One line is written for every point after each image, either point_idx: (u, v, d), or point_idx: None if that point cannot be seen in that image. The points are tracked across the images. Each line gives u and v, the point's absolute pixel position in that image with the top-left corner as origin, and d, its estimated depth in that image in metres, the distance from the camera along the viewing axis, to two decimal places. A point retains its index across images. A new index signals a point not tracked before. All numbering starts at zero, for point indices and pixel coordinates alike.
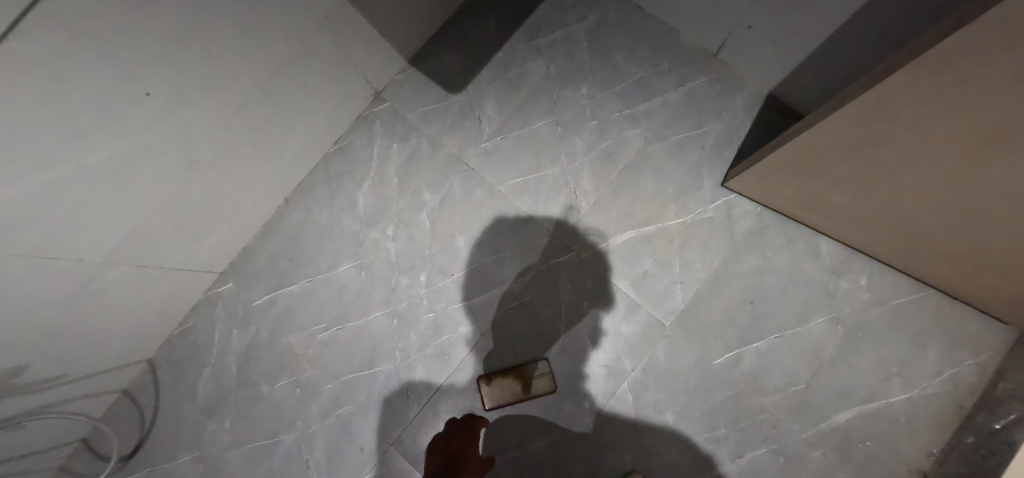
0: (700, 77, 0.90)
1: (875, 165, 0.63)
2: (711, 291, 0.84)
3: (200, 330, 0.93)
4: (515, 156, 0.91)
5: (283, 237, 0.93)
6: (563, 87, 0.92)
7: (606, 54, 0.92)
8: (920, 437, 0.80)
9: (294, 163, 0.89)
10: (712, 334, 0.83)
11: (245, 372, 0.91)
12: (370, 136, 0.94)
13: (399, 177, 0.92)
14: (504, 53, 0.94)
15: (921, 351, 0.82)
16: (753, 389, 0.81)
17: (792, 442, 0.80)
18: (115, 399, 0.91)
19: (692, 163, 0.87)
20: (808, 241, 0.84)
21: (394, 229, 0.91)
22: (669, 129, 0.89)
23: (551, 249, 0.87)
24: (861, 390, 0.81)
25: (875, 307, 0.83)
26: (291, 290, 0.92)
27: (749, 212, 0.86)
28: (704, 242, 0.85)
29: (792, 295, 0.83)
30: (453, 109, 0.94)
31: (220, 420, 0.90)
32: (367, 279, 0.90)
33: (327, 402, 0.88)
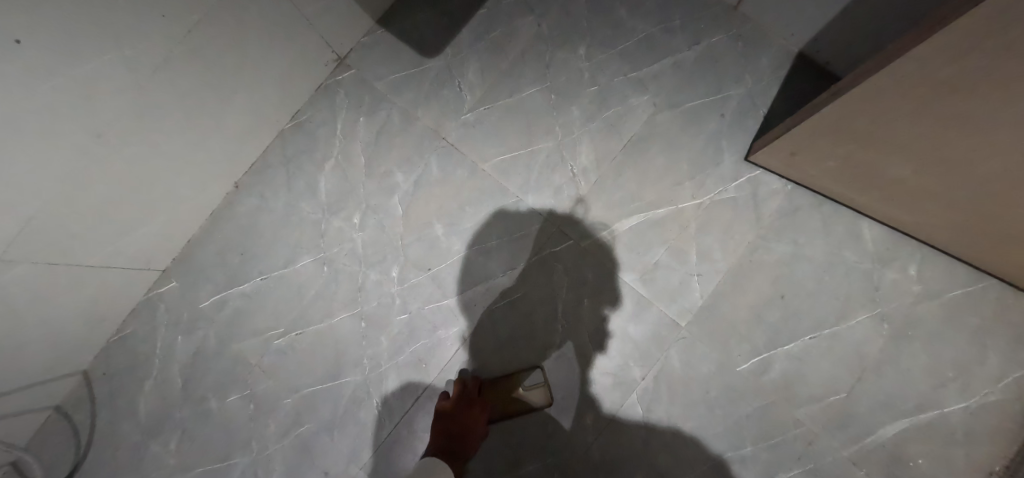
0: (717, 34, 0.77)
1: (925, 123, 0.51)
2: (733, 285, 0.71)
3: (139, 337, 0.80)
4: (501, 130, 0.78)
5: (233, 228, 0.80)
6: (557, 48, 0.79)
7: (606, 9, 0.79)
8: (983, 454, 0.68)
9: (241, 140, 0.76)
10: (735, 335, 0.70)
11: (192, 385, 0.78)
12: (334, 109, 0.81)
13: (367, 156, 0.79)
14: (488, 9, 0.81)
15: (983, 352, 0.70)
16: (784, 399, 0.69)
17: (832, 462, 0.67)
18: (45, 418, 0.78)
19: (709, 135, 0.74)
20: (846, 225, 0.72)
21: (362, 216, 0.78)
22: (682, 95, 0.76)
23: (545, 237, 0.74)
24: (913, 400, 0.69)
25: (927, 300, 0.70)
26: (243, 289, 0.79)
27: (777, 192, 0.73)
28: (725, 227, 0.72)
29: (829, 287, 0.71)
30: (429, 76, 0.80)
31: (163, 442, 0.78)
32: (331, 276, 0.77)
33: (284, 419, 0.75)
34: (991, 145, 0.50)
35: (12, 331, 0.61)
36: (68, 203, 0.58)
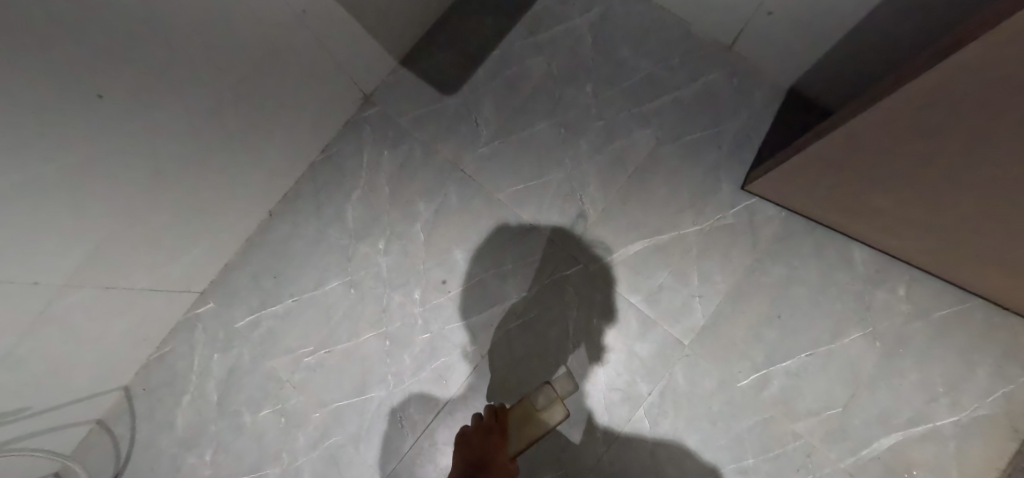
0: (714, 72, 0.83)
1: (906, 156, 0.56)
2: (734, 306, 0.76)
3: (178, 355, 0.86)
4: (514, 162, 0.84)
5: (265, 254, 0.86)
6: (566, 86, 0.85)
7: (611, 50, 0.86)
8: (975, 466, 0.71)
9: (276, 174, 0.82)
10: (736, 354, 0.75)
11: (227, 401, 0.84)
12: (359, 142, 0.88)
13: (391, 186, 0.86)
14: (502, 50, 0.88)
15: (971, 368, 0.74)
16: (782, 414, 0.73)
17: (830, 474, 0.71)
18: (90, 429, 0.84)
19: (708, 165, 0.80)
20: (839, 248, 0.77)
21: (386, 242, 0.84)
22: (681, 129, 0.82)
23: (556, 261, 0.80)
24: (906, 414, 0.73)
25: (916, 319, 0.75)
26: (276, 311, 0.85)
27: (772, 218, 0.78)
28: (724, 251, 0.78)
29: (823, 307, 0.75)
30: (448, 112, 0.87)
31: (199, 454, 0.83)
32: (357, 297, 0.83)
33: (312, 432, 0.81)
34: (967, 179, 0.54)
35: (74, 350, 0.67)
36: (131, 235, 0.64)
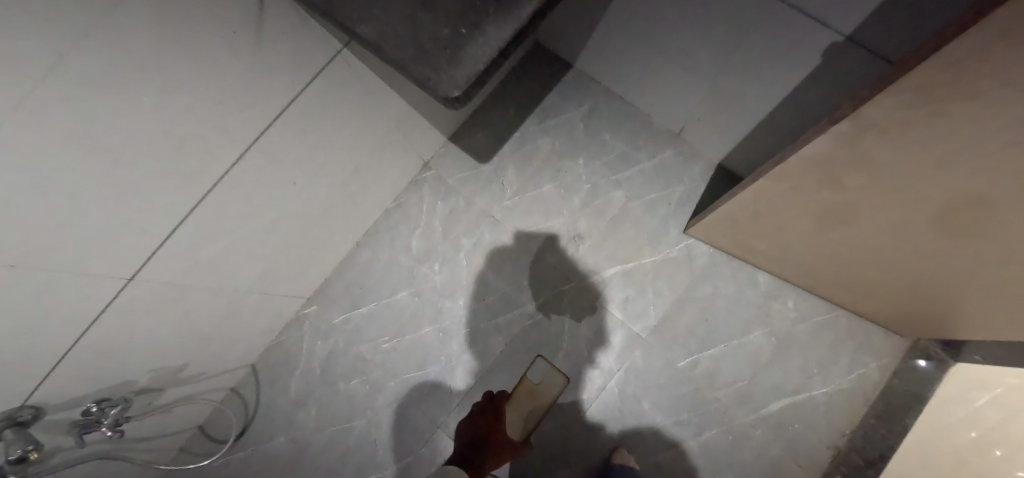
0: (668, 150, 1.21)
1: (766, 223, 0.91)
2: (676, 312, 1.13)
3: (292, 342, 1.23)
4: (528, 211, 1.21)
5: (354, 272, 1.24)
6: (565, 158, 1.23)
7: (596, 134, 1.23)
8: (836, 422, 1.07)
9: (364, 218, 1.20)
10: (677, 345, 1.11)
11: (327, 374, 1.21)
12: (420, 194, 1.25)
13: (443, 226, 1.23)
14: (520, 131, 1.26)
15: (835, 356, 1.09)
16: (707, 385, 1.09)
17: (737, 425, 1.08)
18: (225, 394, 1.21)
19: (660, 216, 1.17)
20: (748, 274, 1.13)
21: (438, 265, 1.21)
22: (643, 191, 1.19)
23: (556, 280, 1.17)
24: (790, 387, 1.09)
25: (800, 323, 1.11)
26: (361, 312, 1.22)
27: (704, 253, 1.15)
28: (671, 275, 1.14)
29: (737, 315, 1.12)
30: (482, 174, 1.25)
31: (308, 410, 1.21)
32: (418, 303, 1.20)
33: (387, 395, 1.18)
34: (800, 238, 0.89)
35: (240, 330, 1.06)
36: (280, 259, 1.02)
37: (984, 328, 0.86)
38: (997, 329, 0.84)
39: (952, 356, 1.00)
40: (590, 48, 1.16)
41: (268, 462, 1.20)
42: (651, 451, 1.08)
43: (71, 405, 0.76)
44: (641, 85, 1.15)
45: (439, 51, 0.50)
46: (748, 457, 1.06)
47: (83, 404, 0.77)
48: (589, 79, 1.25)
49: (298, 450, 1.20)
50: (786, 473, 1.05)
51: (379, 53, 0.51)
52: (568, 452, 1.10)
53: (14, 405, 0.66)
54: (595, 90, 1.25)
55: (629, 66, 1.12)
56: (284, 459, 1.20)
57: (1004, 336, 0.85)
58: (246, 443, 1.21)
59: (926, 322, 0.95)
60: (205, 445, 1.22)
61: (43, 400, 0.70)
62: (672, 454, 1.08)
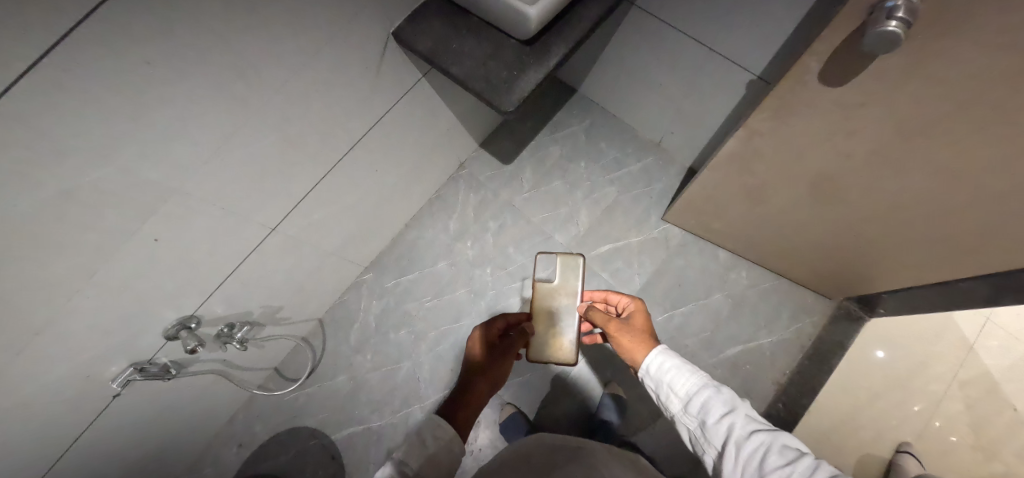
0: (649, 157, 1.59)
1: (717, 204, 1.30)
2: (655, 279, 1.48)
3: (353, 301, 1.57)
4: (541, 201, 1.58)
5: (404, 247, 1.60)
6: (570, 162, 1.61)
7: (595, 143, 1.62)
8: (780, 364, 1.38)
9: (414, 204, 1.57)
10: (656, 304, 1.45)
11: (381, 325, 1.54)
12: (457, 188, 1.63)
13: (475, 212, 1.60)
14: (535, 141, 1.64)
15: (779, 313, 1.42)
16: (679, 335, 1.42)
17: (703, 365, 1.39)
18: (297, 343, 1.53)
19: (643, 206, 1.54)
20: (709, 251, 1.49)
21: (470, 242, 1.57)
22: (630, 187, 1.57)
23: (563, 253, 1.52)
24: (743, 336, 1.41)
25: (750, 288, 1.45)
26: (409, 277, 1.57)
27: (677, 234, 1.52)
28: (650, 251, 1.50)
29: (702, 281, 1.47)
30: (505, 173, 1.62)
31: (365, 355, 1.53)
32: (455, 271, 1.56)
33: (430, 342, 1.51)
34: (742, 215, 1.29)
35: (321, 277, 1.43)
36: (353, 224, 1.39)
37: (872, 278, 1.23)
38: (879, 277, 1.21)
39: (868, 313, 1.37)
40: (589, 79, 1.57)
41: (330, 396, 1.51)
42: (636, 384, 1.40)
43: (216, 323, 1.17)
44: (628, 105, 1.55)
45: (500, 85, 0.97)
46: None
47: (220, 325, 1.18)
48: (589, 104, 1.66)
49: (355, 386, 1.50)
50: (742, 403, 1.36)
51: (464, 85, 0.98)
52: (571, 386, 1.42)
53: (185, 314, 1.07)
54: (594, 111, 1.65)
55: (618, 91, 1.52)
56: (344, 393, 1.50)
57: (885, 285, 1.22)
58: (315, 381, 1.52)
59: (836, 280, 1.31)
60: (281, 384, 1.53)
61: (199, 311, 1.10)
62: None
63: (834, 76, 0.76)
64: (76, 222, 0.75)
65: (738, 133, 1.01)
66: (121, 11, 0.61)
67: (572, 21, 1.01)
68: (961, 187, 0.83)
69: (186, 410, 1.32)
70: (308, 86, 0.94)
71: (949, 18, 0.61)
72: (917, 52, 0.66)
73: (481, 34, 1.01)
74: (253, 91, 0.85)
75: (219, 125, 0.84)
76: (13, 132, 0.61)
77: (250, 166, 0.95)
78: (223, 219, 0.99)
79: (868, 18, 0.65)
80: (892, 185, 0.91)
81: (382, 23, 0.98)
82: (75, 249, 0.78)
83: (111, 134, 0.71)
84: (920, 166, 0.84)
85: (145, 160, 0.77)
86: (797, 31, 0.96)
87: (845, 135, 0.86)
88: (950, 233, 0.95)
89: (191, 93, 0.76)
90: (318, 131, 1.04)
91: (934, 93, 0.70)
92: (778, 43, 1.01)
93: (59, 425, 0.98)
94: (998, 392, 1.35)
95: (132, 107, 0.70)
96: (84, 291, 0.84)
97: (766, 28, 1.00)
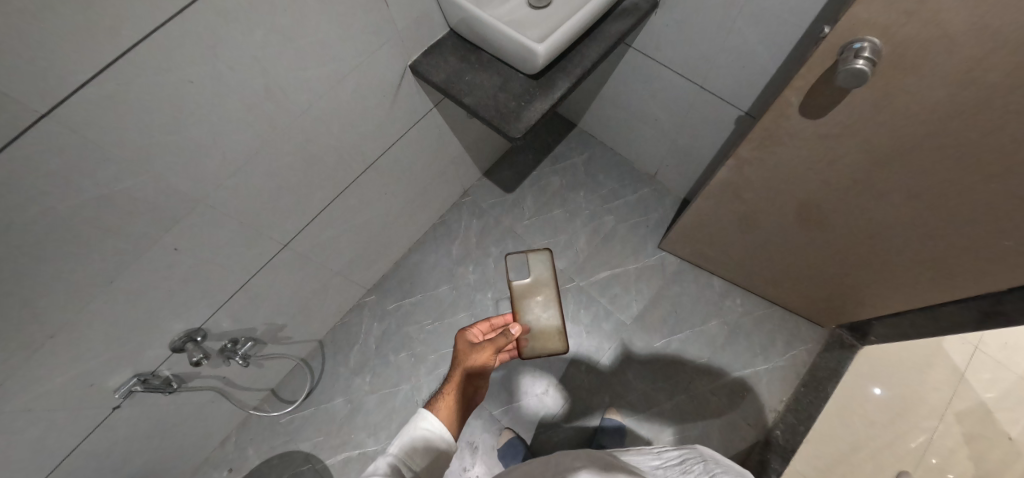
0: (646, 188, 1.67)
1: (710, 232, 1.36)
2: (652, 305, 1.52)
3: (353, 323, 1.59)
4: (541, 229, 1.64)
5: (406, 270, 1.64)
6: (569, 193, 1.68)
7: (593, 175, 1.70)
8: (775, 392, 1.41)
9: (418, 228, 1.63)
10: (653, 330, 1.49)
11: (381, 347, 1.56)
12: (460, 214, 1.69)
13: (477, 238, 1.65)
14: (537, 172, 1.72)
15: (773, 341, 1.46)
16: (676, 360, 1.45)
17: (699, 391, 1.42)
18: (296, 364, 1.54)
19: (640, 235, 1.61)
20: (704, 279, 1.55)
21: (472, 266, 1.62)
22: (628, 216, 1.64)
23: (562, 279, 1.56)
24: (739, 363, 1.44)
25: (745, 316, 1.50)
26: (411, 300, 1.60)
27: (673, 261, 1.57)
28: (648, 278, 1.55)
29: (697, 309, 1.51)
30: (507, 201, 1.68)
31: (363, 378, 1.53)
32: (456, 294, 1.59)
33: (430, 364, 1.53)
34: (735, 243, 1.35)
35: (326, 296, 1.46)
36: (360, 245, 1.43)
37: (860, 303, 1.28)
38: (865, 302, 1.26)
39: (860, 341, 1.41)
40: (589, 114, 1.67)
41: (327, 418, 1.50)
42: (634, 410, 1.41)
43: (220, 338, 1.18)
44: (624, 139, 1.64)
45: (509, 115, 1.06)
46: (708, 416, 1.39)
47: (225, 340, 1.20)
48: (589, 138, 1.75)
49: (352, 408, 1.50)
50: (738, 430, 1.38)
51: (476, 114, 1.07)
52: (571, 411, 1.43)
53: (193, 326, 1.09)
54: (592, 145, 1.75)
55: (615, 125, 1.62)
56: (340, 416, 1.49)
57: (875, 311, 1.27)
58: (311, 403, 1.51)
59: (825, 306, 1.36)
60: (277, 405, 1.53)
61: (205, 325, 1.11)
62: (651, 413, 1.41)
63: (815, 109, 0.84)
64: (101, 228, 0.78)
65: (731, 162, 1.08)
66: (174, 32, 0.68)
67: (576, 58, 1.10)
68: (933, 210, 0.90)
69: (180, 429, 1.31)
70: (331, 110, 1.01)
71: (908, 57, 0.69)
72: (889, 87, 0.74)
73: (492, 69, 1.11)
74: (281, 113, 0.91)
75: (248, 141, 0.90)
76: (63, 135, 0.66)
77: (271, 183, 1.01)
78: (240, 232, 1.03)
79: (840, 56, 0.73)
80: (871, 211, 0.98)
81: (402, 56, 1.07)
82: (97, 255, 0.81)
83: (147, 143, 0.75)
84: (897, 191, 0.91)
85: (173, 171, 0.82)
86: (778, 73, 1.05)
87: (830, 164, 0.93)
88: (928, 257, 1.01)
89: (227, 112, 0.82)
90: (337, 152, 1.10)
91: (909, 125, 0.78)
92: (763, 82, 1.10)
93: (56, 435, 0.98)
94: (994, 422, 1.34)
95: (170, 120, 0.76)
96: (104, 297, 0.87)
97: (752, 70, 1.10)
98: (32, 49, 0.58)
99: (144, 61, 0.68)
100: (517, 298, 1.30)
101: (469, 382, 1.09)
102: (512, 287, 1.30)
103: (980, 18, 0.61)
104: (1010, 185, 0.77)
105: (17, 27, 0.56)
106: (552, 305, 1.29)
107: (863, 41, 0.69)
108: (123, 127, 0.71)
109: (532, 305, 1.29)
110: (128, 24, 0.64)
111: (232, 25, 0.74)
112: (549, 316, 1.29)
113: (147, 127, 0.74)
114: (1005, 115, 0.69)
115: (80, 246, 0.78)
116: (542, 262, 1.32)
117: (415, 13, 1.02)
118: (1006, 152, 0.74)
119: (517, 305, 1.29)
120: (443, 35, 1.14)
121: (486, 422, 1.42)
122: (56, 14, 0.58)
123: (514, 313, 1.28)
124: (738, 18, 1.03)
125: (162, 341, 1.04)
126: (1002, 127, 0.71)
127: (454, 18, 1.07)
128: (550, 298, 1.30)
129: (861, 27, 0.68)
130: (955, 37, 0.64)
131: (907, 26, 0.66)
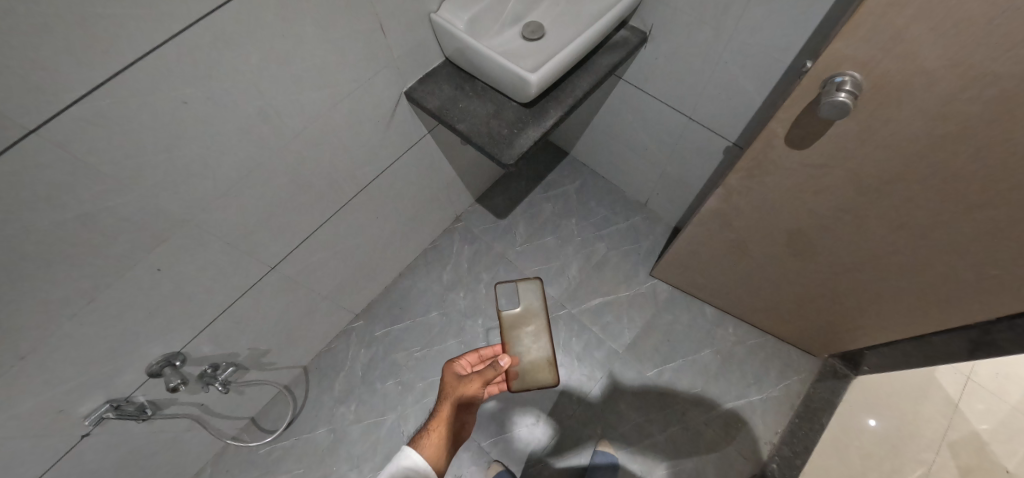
0: (637, 216, 1.69)
1: (701, 260, 1.37)
2: (644, 333, 1.51)
3: (340, 349, 1.55)
4: (534, 255, 1.63)
5: (396, 296, 1.62)
6: (562, 220, 1.69)
7: (585, 202, 1.71)
8: (770, 423, 1.39)
9: (409, 253, 1.61)
10: (646, 359, 1.47)
11: (367, 375, 1.52)
12: (452, 240, 1.68)
13: (469, 264, 1.64)
14: (529, 199, 1.73)
15: (766, 372, 1.45)
16: (670, 390, 1.43)
17: (692, 422, 1.39)
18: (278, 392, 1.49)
19: (632, 262, 1.61)
20: (696, 307, 1.55)
21: (463, 292, 1.61)
22: (619, 244, 1.64)
23: (554, 306, 1.55)
24: (732, 393, 1.42)
25: (738, 345, 1.49)
26: (400, 326, 1.57)
27: (665, 289, 1.57)
28: (640, 306, 1.55)
29: (690, 337, 1.50)
30: (500, 227, 1.69)
31: (348, 406, 1.48)
32: (446, 321, 1.57)
33: (417, 393, 1.48)
34: (726, 272, 1.35)
35: (314, 320, 1.43)
36: (350, 268, 1.41)
37: (852, 333, 1.28)
38: (856, 331, 1.26)
39: (853, 371, 1.40)
40: (581, 142, 1.69)
41: (308, 450, 1.44)
42: (627, 442, 1.38)
43: (200, 363, 1.14)
44: (616, 168, 1.66)
45: (502, 141, 1.07)
46: (702, 448, 1.36)
47: (205, 365, 1.16)
48: (581, 167, 1.78)
49: (335, 439, 1.44)
50: (733, 463, 1.35)
51: (468, 140, 1.08)
52: (562, 442, 1.39)
53: (173, 350, 1.05)
54: (585, 173, 1.77)
55: (608, 155, 1.64)
56: (322, 447, 1.44)
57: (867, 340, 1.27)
58: (293, 433, 1.46)
59: (816, 335, 1.36)
60: (256, 435, 1.47)
61: (185, 349, 1.08)
62: (644, 445, 1.38)
63: (800, 140, 0.86)
64: (80, 247, 0.76)
65: (720, 191, 1.09)
66: (170, 54, 0.69)
67: (569, 88, 1.13)
68: (919, 239, 0.91)
69: (152, 460, 1.25)
70: (326, 132, 1.01)
71: (888, 90, 0.71)
72: (870, 119, 0.76)
73: (486, 97, 1.13)
74: (273, 134, 0.91)
75: (239, 163, 0.89)
76: (49, 151, 0.65)
77: (262, 204, 1.00)
78: (228, 254, 1.01)
79: (822, 89, 0.75)
80: (860, 240, 0.99)
81: (397, 83, 1.09)
82: (75, 274, 0.78)
83: (136, 161, 0.75)
84: (883, 221, 0.92)
85: (161, 190, 0.80)
86: (764, 105, 1.09)
87: (817, 193, 0.94)
88: (917, 286, 1.02)
89: (218, 132, 0.82)
90: (330, 174, 1.10)
91: (890, 156, 0.80)
92: (750, 113, 1.13)
93: (17, 465, 0.93)
94: (991, 453, 1.33)
95: (161, 140, 0.75)
96: (79, 318, 0.84)
97: (740, 102, 1.13)
98: (23, 66, 0.58)
99: (137, 79, 0.68)
100: (507, 330, 1.28)
101: (457, 415, 1.06)
102: (502, 318, 1.28)
103: (952, 55, 0.64)
104: (991, 214, 0.79)
105: (10, 44, 0.56)
106: (542, 335, 1.28)
107: (845, 75, 0.72)
108: (112, 145, 0.70)
109: (522, 336, 1.27)
110: (125, 42, 0.64)
111: (229, 47, 0.75)
112: (539, 347, 1.27)
113: (136, 145, 0.73)
114: (982, 147, 0.71)
115: (59, 266, 0.75)
116: (532, 291, 1.31)
117: (411, 41, 1.05)
118: (987, 182, 0.75)
119: (507, 336, 1.27)
120: (438, 63, 1.16)
121: (474, 454, 1.37)
122: (50, 31, 0.58)
123: (505, 345, 1.25)
124: (724, 52, 1.07)
125: (137, 366, 1.00)
126: (981, 159, 0.73)
127: (450, 47, 1.09)
128: (540, 328, 1.28)
129: (843, 62, 0.71)
130: (933, 73, 0.66)
131: (886, 61, 0.68)
